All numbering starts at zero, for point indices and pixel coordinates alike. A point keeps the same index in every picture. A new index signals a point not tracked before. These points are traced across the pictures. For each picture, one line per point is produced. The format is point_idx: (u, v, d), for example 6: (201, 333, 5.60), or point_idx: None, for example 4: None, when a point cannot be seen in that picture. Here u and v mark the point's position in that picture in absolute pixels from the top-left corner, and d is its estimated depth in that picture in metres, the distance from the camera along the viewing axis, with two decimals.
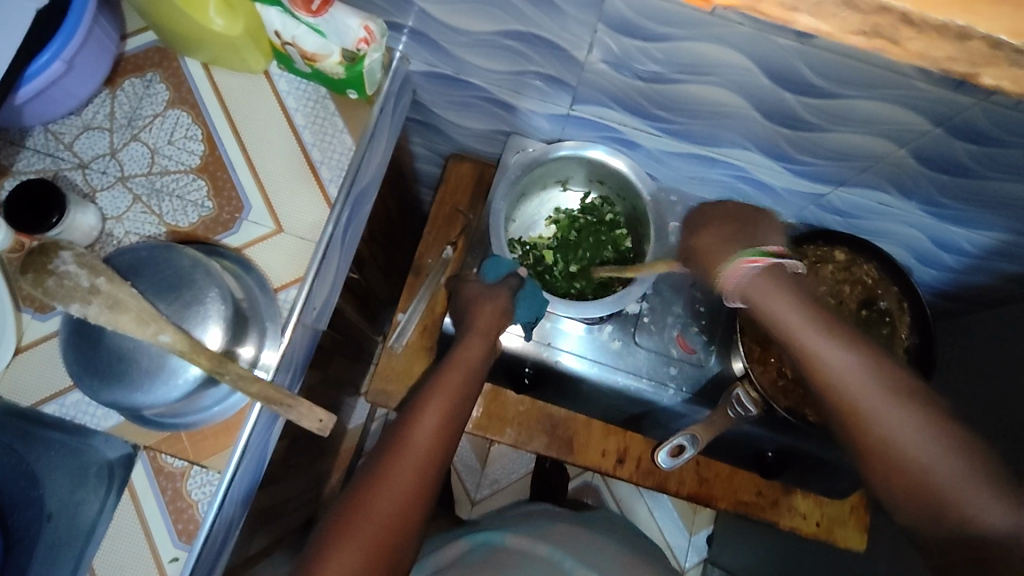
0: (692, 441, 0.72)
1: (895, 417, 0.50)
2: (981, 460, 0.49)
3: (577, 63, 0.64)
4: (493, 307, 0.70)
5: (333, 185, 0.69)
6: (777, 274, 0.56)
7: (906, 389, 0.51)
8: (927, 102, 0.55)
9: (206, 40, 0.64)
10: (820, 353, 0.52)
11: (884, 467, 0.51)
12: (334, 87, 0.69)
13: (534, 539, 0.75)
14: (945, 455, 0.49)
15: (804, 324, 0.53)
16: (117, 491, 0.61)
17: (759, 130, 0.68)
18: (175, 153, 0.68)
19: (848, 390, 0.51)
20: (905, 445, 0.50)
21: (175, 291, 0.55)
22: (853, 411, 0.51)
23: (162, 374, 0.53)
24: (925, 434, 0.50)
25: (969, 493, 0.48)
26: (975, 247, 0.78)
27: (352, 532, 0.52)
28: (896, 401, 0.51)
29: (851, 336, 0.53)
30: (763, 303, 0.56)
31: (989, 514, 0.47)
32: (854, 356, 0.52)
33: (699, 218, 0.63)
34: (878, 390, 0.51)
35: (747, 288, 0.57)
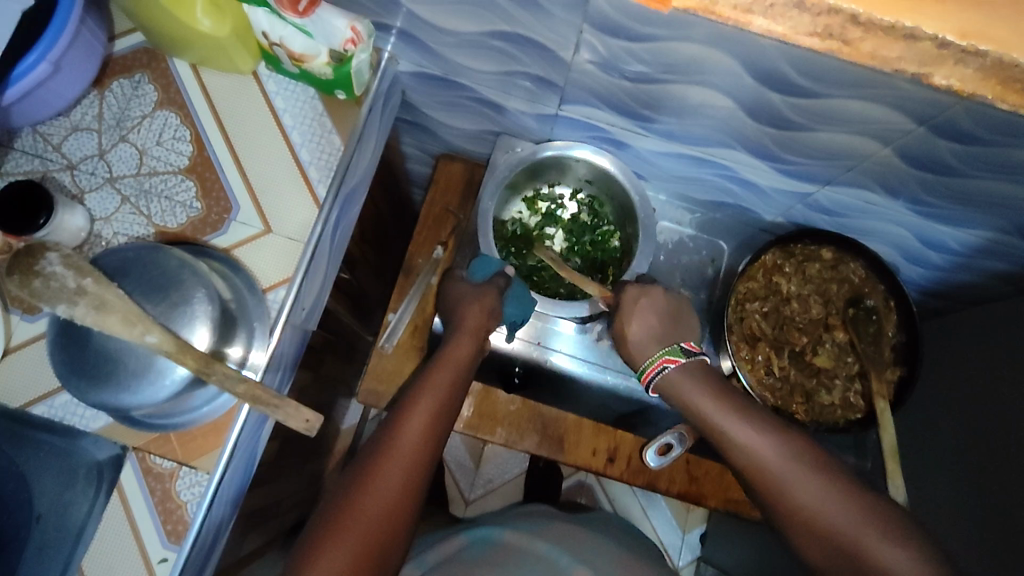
0: (679, 439, 0.72)
1: (805, 484, 0.56)
2: (886, 517, 0.53)
3: (565, 63, 0.65)
4: (482, 307, 0.70)
5: (321, 186, 0.69)
6: (692, 370, 0.66)
7: (812, 460, 0.57)
8: (909, 102, 0.55)
9: (194, 41, 0.64)
10: (734, 434, 0.61)
11: (802, 534, 0.56)
12: (322, 87, 0.69)
13: (529, 537, 0.76)
14: (853, 516, 0.53)
15: (720, 417, 0.62)
16: (106, 492, 0.61)
17: (745, 130, 0.68)
18: (164, 154, 0.68)
19: (757, 462, 0.59)
20: (814, 509, 0.55)
21: (162, 292, 0.55)
22: (769, 481, 0.58)
23: (149, 374, 0.53)
24: (830, 495, 0.55)
25: (874, 542, 0.52)
26: (962, 245, 0.78)
27: (342, 531, 0.52)
28: (801, 469, 0.57)
29: (760, 421, 0.61)
30: (684, 399, 0.65)
31: (897, 566, 0.50)
32: (763, 436, 0.60)
33: (631, 300, 0.69)
34: (785, 461, 0.58)
35: (668, 382, 0.66)
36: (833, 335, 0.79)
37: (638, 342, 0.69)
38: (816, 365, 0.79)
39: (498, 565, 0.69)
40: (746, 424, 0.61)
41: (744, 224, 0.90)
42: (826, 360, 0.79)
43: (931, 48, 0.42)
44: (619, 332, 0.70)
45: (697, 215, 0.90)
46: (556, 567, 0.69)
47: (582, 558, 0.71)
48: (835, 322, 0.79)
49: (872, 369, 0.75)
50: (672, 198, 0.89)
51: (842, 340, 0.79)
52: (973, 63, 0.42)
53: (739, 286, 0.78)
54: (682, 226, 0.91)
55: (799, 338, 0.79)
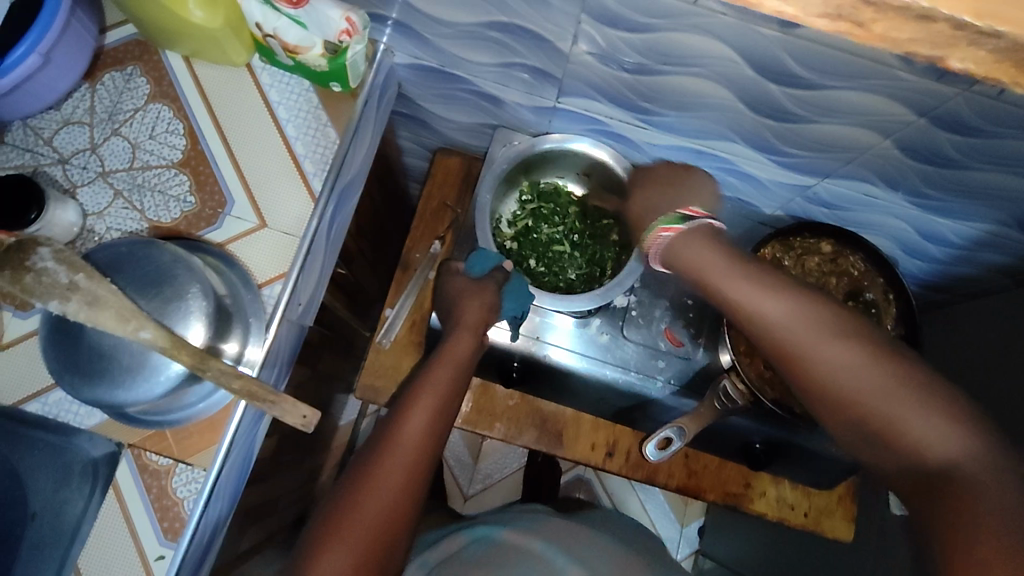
0: (679, 432, 0.71)
1: (828, 348, 0.51)
2: (926, 386, 0.49)
3: (563, 55, 0.64)
4: (481, 302, 0.69)
5: (316, 179, 0.68)
6: (698, 236, 0.60)
7: (840, 324, 0.52)
8: (911, 94, 0.55)
9: (187, 33, 0.63)
10: (748, 299, 0.55)
11: (827, 406, 0.52)
12: (317, 80, 0.68)
13: (528, 535, 0.76)
14: (888, 384, 0.49)
15: (728, 282, 0.57)
16: (102, 490, 0.60)
17: (744, 122, 0.68)
18: (157, 148, 0.67)
19: (781, 333, 0.54)
20: (845, 381, 0.51)
21: (156, 287, 0.54)
22: (790, 348, 0.53)
23: (143, 371, 0.53)
24: (856, 360, 0.51)
25: (907, 413, 0.48)
26: (961, 238, 0.78)
27: (345, 528, 0.52)
28: (833, 339, 0.52)
29: (782, 285, 0.55)
30: (690, 264, 0.59)
31: (934, 437, 0.47)
32: (784, 300, 0.54)
33: (632, 189, 0.68)
34: (809, 327, 0.53)
35: (676, 254, 0.61)
36: None
37: (657, 246, 0.64)
38: None
39: (495, 564, 0.69)
40: (767, 288, 0.55)
41: (742, 218, 0.90)
42: None
43: (946, 30, 0.39)
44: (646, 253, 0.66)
45: None
46: (551, 567, 0.68)
47: (578, 554, 0.71)
48: None
49: None
50: None
51: None
52: (989, 45, 0.40)
53: None
54: None
55: None
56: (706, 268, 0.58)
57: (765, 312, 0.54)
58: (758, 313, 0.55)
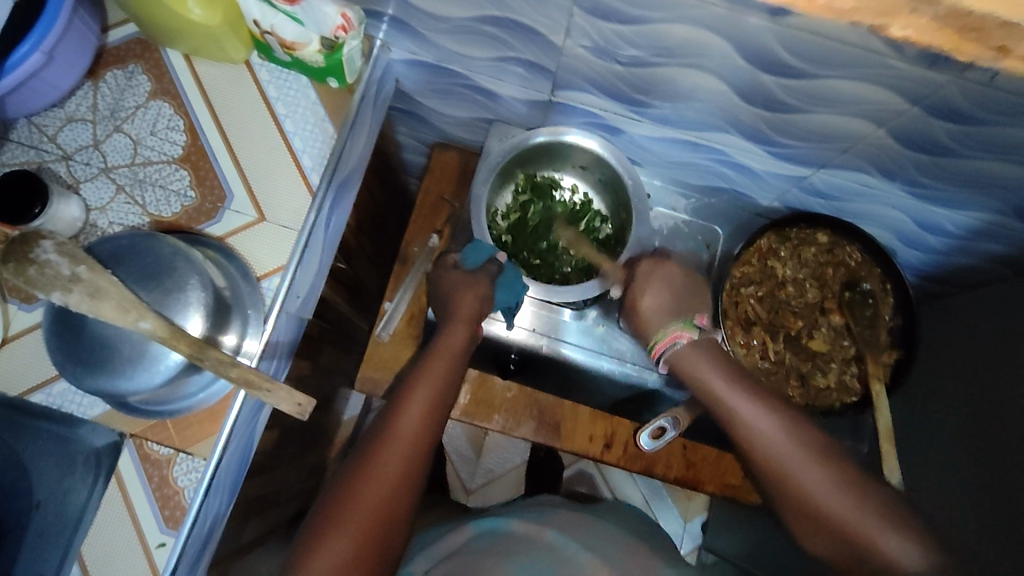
0: (673, 422, 0.71)
1: (814, 472, 0.55)
2: (895, 512, 0.52)
3: (556, 48, 0.64)
4: (474, 294, 0.70)
5: (314, 174, 0.69)
6: (707, 346, 0.65)
7: (819, 447, 0.57)
8: (903, 81, 0.55)
9: (186, 31, 0.64)
10: (743, 413, 0.60)
11: (802, 522, 0.56)
12: (314, 75, 0.69)
13: (536, 525, 0.76)
14: (859, 508, 0.53)
15: (727, 394, 0.61)
16: (105, 478, 0.61)
17: (737, 113, 0.68)
18: (158, 144, 0.68)
19: (763, 448, 0.58)
20: (822, 499, 0.54)
21: (156, 279, 0.55)
22: (778, 468, 0.57)
23: (144, 361, 0.54)
24: (836, 485, 0.54)
25: (879, 534, 0.51)
26: (959, 227, 0.78)
27: (343, 519, 0.52)
28: (813, 463, 0.56)
29: (763, 397, 0.60)
30: (698, 379, 0.64)
31: (903, 556, 0.50)
32: (767, 416, 0.59)
33: (645, 275, 0.70)
34: (790, 446, 0.57)
35: (677, 360, 0.66)
36: (829, 318, 0.79)
37: (651, 315, 0.68)
38: (812, 349, 0.79)
39: (506, 555, 0.69)
40: (757, 403, 0.60)
41: (739, 209, 0.90)
42: (820, 345, 0.79)
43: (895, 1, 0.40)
44: (631, 304, 0.70)
45: (692, 200, 0.89)
46: (564, 558, 0.69)
47: (589, 547, 0.71)
48: (830, 306, 0.79)
49: (867, 351, 0.75)
50: (668, 183, 0.89)
51: (837, 324, 0.79)
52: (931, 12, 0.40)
53: (735, 270, 0.77)
54: (677, 213, 0.88)
55: (795, 322, 0.79)
56: (711, 378, 0.62)
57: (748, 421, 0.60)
58: (742, 423, 0.60)
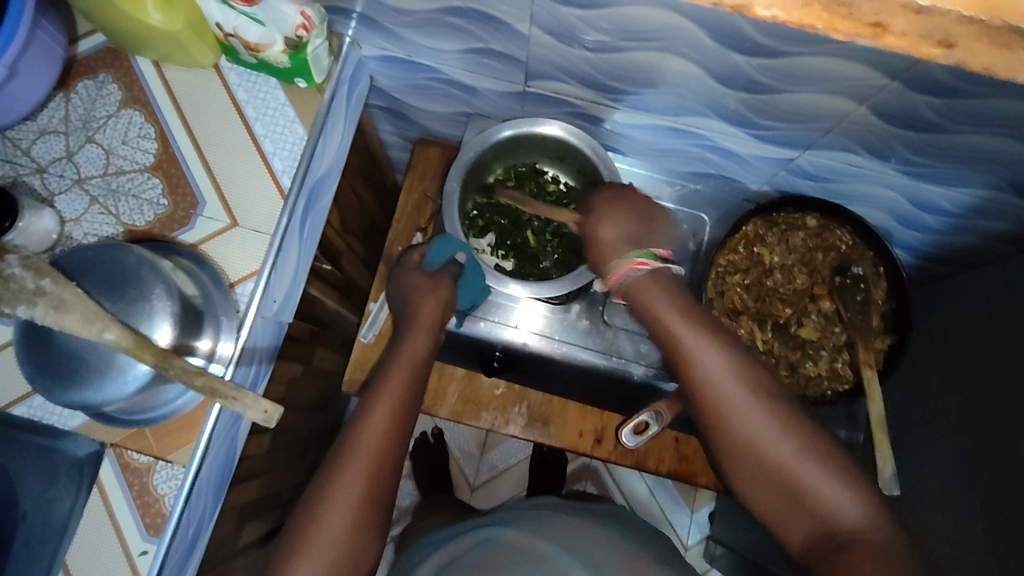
0: (656, 416, 0.68)
1: (757, 416, 0.53)
2: (835, 458, 0.51)
3: (523, 37, 0.63)
4: (435, 299, 0.69)
5: (286, 177, 0.68)
6: (661, 277, 0.60)
7: (766, 389, 0.54)
8: (879, 56, 0.52)
9: (149, 37, 0.63)
10: (696, 351, 0.56)
11: (742, 469, 0.53)
12: (283, 77, 0.69)
13: (527, 535, 0.73)
14: (807, 455, 0.51)
15: (683, 334, 0.57)
16: (87, 488, 0.62)
17: (714, 96, 0.66)
18: (130, 153, 0.68)
19: (708, 383, 0.55)
20: (769, 447, 0.52)
21: (121, 289, 0.55)
22: (718, 408, 0.54)
23: (111, 372, 0.54)
24: (779, 430, 0.52)
25: (820, 485, 0.50)
26: (955, 206, 0.75)
27: (311, 545, 0.52)
28: (764, 408, 0.53)
29: (716, 336, 0.57)
30: (648, 304, 0.59)
31: (845, 507, 0.49)
32: (719, 352, 0.55)
33: (611, 202, 0.64)
34: (737, 387, 0.54)
35: (635, 289, 0.60)
36: (818, 305, 0.77)
37: (609, 245, 0.63)
38: (801, 337, 0.76)
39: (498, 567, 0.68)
40: (708, 341, 0.56)
41: (729, 195, 0.87)
42: (811, 331, 0.77)
43: None
44: (591, 235, 0.64)
45: (676, 187, 0.87)
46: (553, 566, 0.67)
47: (579, 555, 0.68)
48: (820, 292, 0.77)
49: (860, 339, 0.72)
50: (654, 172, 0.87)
51: (828, 310, 0.77)
52: None
53: (719, 258, 0.76)
54: (660, 200, 0.87)
55: (782, 309, 0.77)
56: (662, 311, 0.58)
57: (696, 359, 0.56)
58: (691, 358, 0.56)
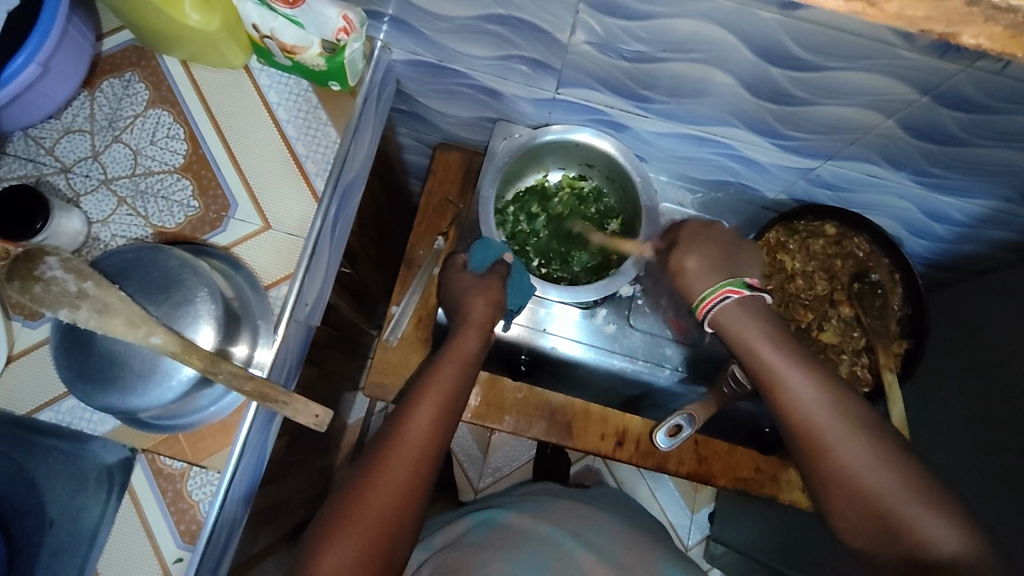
0: (689, 420, 0.74)
1: (851, 444, 0.54)
2: (931, 486, 0.51)
3: (562, 46, 0.64)
4: (486, 299, 0.70)
5: (319, 179, 0.68)
6: (752, 307, 0.60)
7: (863, 417, 0.55)
8: (915, 71, 0.54)
9: (184, 37, 0.62)
10: (785, 380, 0.57)
11: (839, 493, 0.54)
12: (316, 79, 0.68)
13: (533, 518, 0.66)
14: (907, 487, 0.51)
15: (773, 361, 0.58)
16: (118, 495, 0.60)
17: (745, 107, 0.67)
18: (158, 153, 0.67)
19: (807, 416, 0.55)
20: (862, 473, 0.53)
21: (164, 292, 0.54)
22: (815, 438, 0.55)
23: (155, 376, 0.53)
24: (874, 457, 0.53)
25: (916, 512, 0.50)
26: (966, 216, 0.78)
27: (352, 525, 0.51)
28: (851, 429, 0.54)
29: (808, 365, 0.58)
30: (738, 335, 0.60)
31: (942, 537, 0.49)
32: (812, 384, 0.56)
33: (691, 239, 0.66)
34: (835, 417, 0.55)
35: (724, 318, 0.61)
36: (838, 310, 0.80)
37: (694, 275, 0.64)
38: (822, 341, 0.80)
39: (500, 551, 0.60)
40: (802, 371, 0.57)
41: (746, 203, 0.90)
42: (832, 336, 0.80)
43: None
44: (675, 266, 0.66)
45: (699, 195, 0.90)
46: (559, 551, 0.60)
47: (590, 542, 0.61)
48: (840, 297, 0.80)
49: (878, 342, 0.76)
50: (674, 179, 0.89)
51: (848, 315, 0.80)
52: None
53: None
54: (684, 208, 0.90)
55: (806, 315, 0.80)
56: (753, 339, 0.59)
57: (793, 392, 0.56)
58: (779, 386, 0.57)
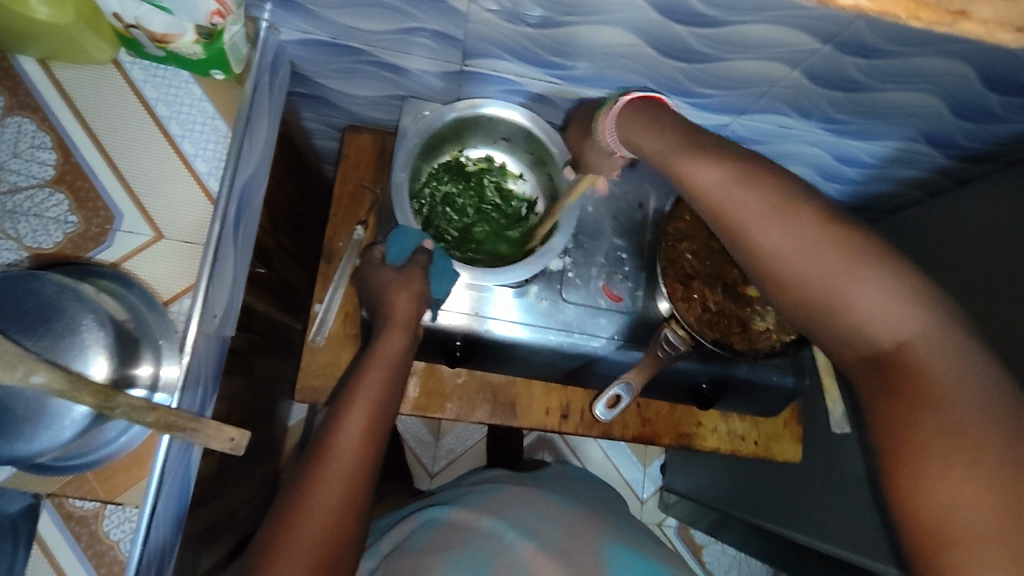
0: (627, 387, 0.74)
1: (774, 225, 0.47)
2: (868, 246, 0.45)
3: (460, 15, 0.60)
4: (410, 292, 0.67)
5: (213, 180, 0.63)
6: (653, 121, 0.57)
7: (783, 192, 0.48)
8: (815, 21, 0.54)
9: (36, 34, 0.55)
10: (691, 177, 0.51)
11: (774, 279, 0.49)
12: (195, 69, 0.63)
13: (480, 512, 0.65)
14: (832, 256, 0.45)
15: (673, 162, 0.52)
16: (26, 547, 0.55)
17: (654, 67, 0.66)
18: (24, 166, 0.60)
19: (720, 209, 0.49)
20: (785, 261, 0.47)
21: (43, 325, 0.49)
22: (727, 226, 0.49)
23: (42, 419, 0.48)
24: (800, 240, 0.46)
25: (851, 290, 0.45)
26: (873, 157, 0.80)
27: (284, 555, 0.48)
28: (770, 217, 0.47)
29: (711, 151, 0.51)
30: (639, 146, 0.58)
31: (883, 309, 0.44)
32: (722, 172, 0.49)
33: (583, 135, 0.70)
34: (754, 206, 0.48)
35: (637, 139, 0.58)
36: None
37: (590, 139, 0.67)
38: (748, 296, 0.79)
39: (445, 555, 0.59)
40: (705, 160, 0.51)
41: None
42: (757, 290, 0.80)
43: None
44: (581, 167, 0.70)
45: None
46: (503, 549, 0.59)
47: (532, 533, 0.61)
48: None
49: None
50: None
51: None
52: None
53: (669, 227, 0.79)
54: None
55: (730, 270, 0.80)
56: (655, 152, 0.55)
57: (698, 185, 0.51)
58: (690, 187, 0.51)
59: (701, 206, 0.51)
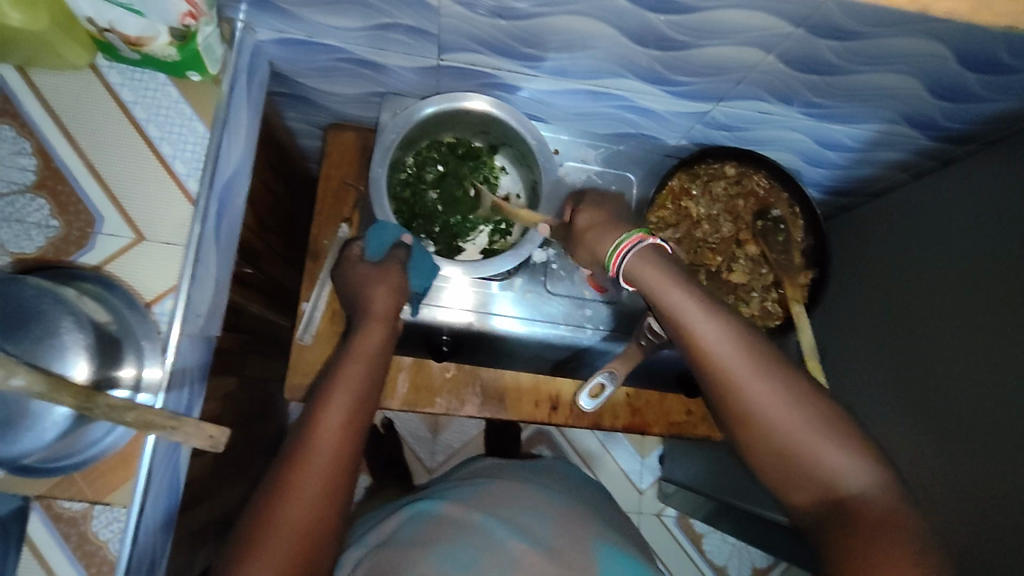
0: (611, 377, 0.74)
1: (762, 380, 0.49)
2: (840, 421, 0.49)
3: (432, 8, 0.60)
4: (388, 287, 0.68)
5: (192, 181, 0.64)
6: (662, 256, 0.55)
7: (775, 361, 0.50)
8: (785, 4, 0.53)
9: (11, 40, 0.55)
10: (693, 323, 0.51)
11: (753, 442, 0.50)
12: (171, 70, 0.63)
13: (467, 505, 0.66)
14: (812, 422, 0.48)
15: (678, 308, 0.51)
16: (15, 549, 0.55)
17: (630, 56, 0.66)
18: (4, 172, 0.60)
19: (715, 360, 0.50)
20: (768, 418, 0.49)
21: (22, 329, 0.49)
22: (721, 377, 0.50)
23: (23, 422, 0.48)
24: (780, 396, 0.49)
25: (821, 448, 0.48)
26: (855, 141, 0.80)
27: (262, 549, 0.48)
28: (752, 364, 0.49)
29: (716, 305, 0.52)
30: (642, 279, 0.55)
31: (847, 469, 0.47)
32: (724, 329, 0.50)
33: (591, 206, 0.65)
34: (748, 365, 0.49)
35: (636, 269, 0.56)
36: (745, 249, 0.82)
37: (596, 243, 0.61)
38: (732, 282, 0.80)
39: (432, 547, 0.59)
40: (709, 311, 0.51)
41: (650, 153, 0.89)
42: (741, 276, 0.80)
43: None
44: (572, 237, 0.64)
45: (602, 150, 0.89)
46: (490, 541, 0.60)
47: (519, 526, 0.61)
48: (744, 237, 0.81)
49: (784, 275, 0.77)
50: (576, 136, 0.87)
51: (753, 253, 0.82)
52: None
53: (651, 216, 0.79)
54: (588, 165, 0.88)
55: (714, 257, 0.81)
56: (655, 286, 0.53)
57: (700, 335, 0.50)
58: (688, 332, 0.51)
59: (694, 361, 0.52)
